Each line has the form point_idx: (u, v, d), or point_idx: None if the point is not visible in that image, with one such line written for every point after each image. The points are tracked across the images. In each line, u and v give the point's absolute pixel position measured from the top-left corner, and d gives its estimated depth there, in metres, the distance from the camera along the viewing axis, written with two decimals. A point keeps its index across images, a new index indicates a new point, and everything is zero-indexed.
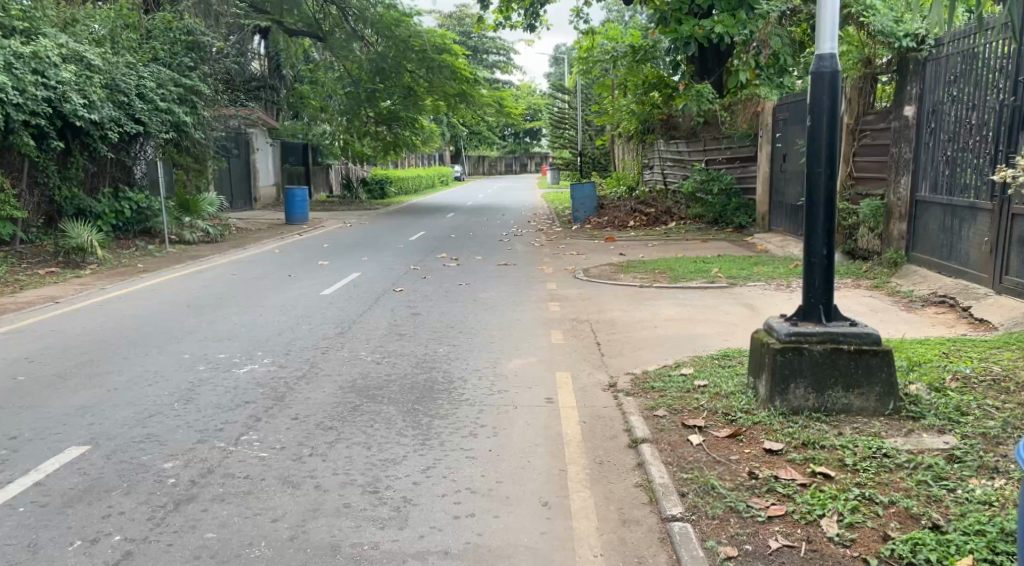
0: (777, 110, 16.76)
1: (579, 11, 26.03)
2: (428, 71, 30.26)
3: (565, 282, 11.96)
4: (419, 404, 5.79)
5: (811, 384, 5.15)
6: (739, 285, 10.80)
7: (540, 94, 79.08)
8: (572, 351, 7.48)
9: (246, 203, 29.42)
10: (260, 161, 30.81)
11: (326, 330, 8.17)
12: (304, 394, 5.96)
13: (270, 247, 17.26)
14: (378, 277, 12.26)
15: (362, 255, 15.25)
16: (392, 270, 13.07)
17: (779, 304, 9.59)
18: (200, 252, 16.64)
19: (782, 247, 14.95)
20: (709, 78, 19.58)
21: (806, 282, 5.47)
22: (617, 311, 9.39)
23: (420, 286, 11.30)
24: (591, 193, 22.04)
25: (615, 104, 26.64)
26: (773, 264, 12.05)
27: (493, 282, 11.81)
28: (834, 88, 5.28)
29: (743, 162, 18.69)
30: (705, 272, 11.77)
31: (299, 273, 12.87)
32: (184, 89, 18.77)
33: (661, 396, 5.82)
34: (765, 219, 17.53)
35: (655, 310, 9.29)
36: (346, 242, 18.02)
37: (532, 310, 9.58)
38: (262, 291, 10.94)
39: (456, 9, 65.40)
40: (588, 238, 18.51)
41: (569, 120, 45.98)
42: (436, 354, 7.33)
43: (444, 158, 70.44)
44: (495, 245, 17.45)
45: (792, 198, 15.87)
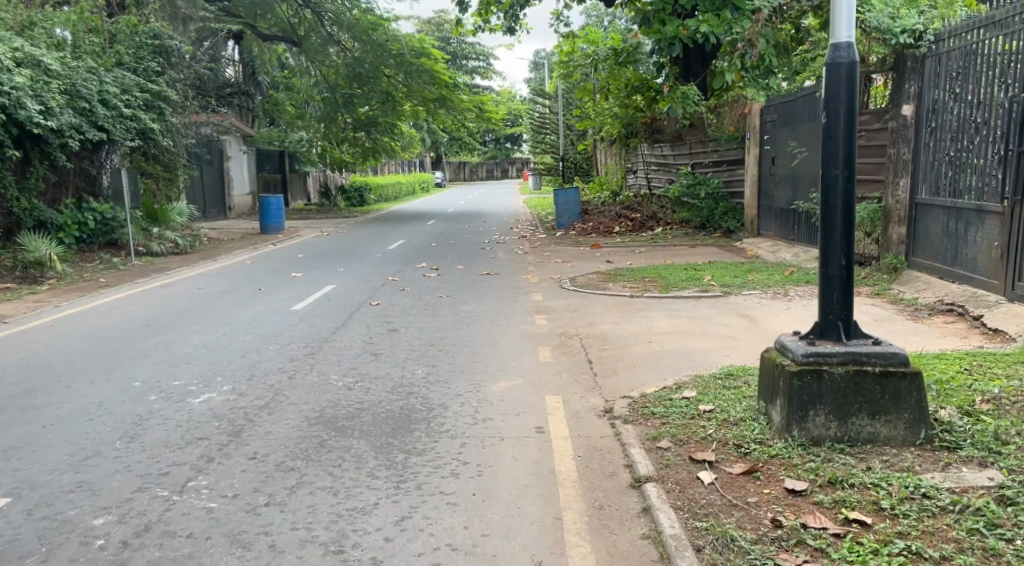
0: (764, 111, 16.31)
1: (559, 15, 25.72)
2: (407, 77, 29.72)
3: (551, 292, 11.40)
4: (393, 438, 5.18)
5: (832, 411, 4.59)
6: (733, 295, 10.29)
7: (520, 99, 78.79)
8: (561, 371, 6.89)
9: (221, 212, 28.70)
10: (235, 169, 30.11)
11: (293, 350, 7.56)
12: (264, 428, 5.34)
13: (242, 259, 16.60)
14: (354, 290, 11.63)
15: (337, 266, 14.62)
16: (369, 281, 12.46)
17: (777, 315, 9.07)
18: (167, 265, 15.94)
19: (774, 252, 14.45)
20: (694, 80, 19.34)
21: (822, 295, 4.93)
22: (607, 324, 8.81)
23: (397, 299, 10.69)
24: (574, 198, 21.52)
25: (597, 108, 26.23)
26: (767, 271, 11.54)
27: (476, 294, 11.23)
28: (852, 80, 4.74)
29: (730, 165, 18.24)
30: (697, 280, 11.26)
31: (270, 286, 12.24)
32: (151, 94, 18.34)
33: (663, 424, 5.25)
34: (753, 223, 17.07)
35: (648, 323, 8.72)
36: (322, 251, 17.39)
37: (517, 324, 8.98)
38: (229, 306, 10.30)
39: (435, 14, 64.96)
40: (573, 245, 17.98)
41: (550, 125, 45.60)
42: (414, 376, 6.73)
43: (425, 164, 69.89)
44: (476, 253, 16.87)
45: (782, 201, 15.39)
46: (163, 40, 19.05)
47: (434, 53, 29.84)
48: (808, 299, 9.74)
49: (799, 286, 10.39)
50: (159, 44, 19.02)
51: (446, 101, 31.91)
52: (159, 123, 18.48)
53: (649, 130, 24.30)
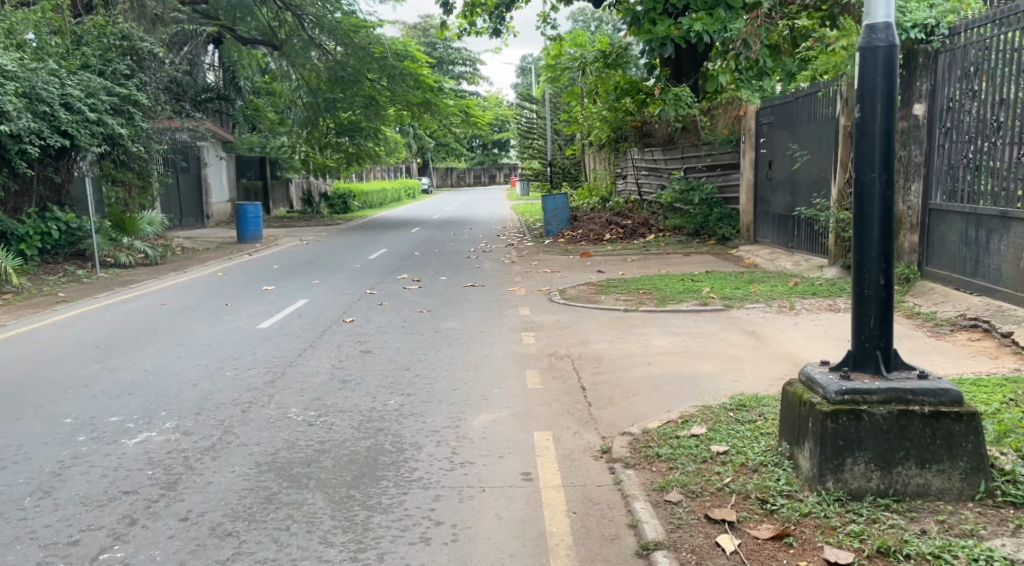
0: (760, 114, 15.67)
1: (546, 17, 25.12)
2: (390, 81, 28.99)
3: (539, 306, 10.66)
4: (353, 489, 4.42)
5: (875, 459, 3.87)
6: (734, 308, 9.57)
7: (508, 105, 78.07)
8: (550, 401, 6.13)
9: (199, 220, 27.84)
10: (213, 176, 29.26)
11: (253, 378, 6.78)
12: (205, 479, 4.59)
13: (214, 270, 15.80)
14: (328, 304, 10.87)
15: (313, 277, 13.82)
16: (345, 295, 11.68)
17: (784, 330, 8.37)
18: (134, 277, 15.09)
19: (773, 261, 13.75)
20: (685, 82, 18.69)
21: (857, 320, 4.22)
22: (600, 343, 8.08)
23: (374, 315, 9.91)
24: (563, 204, 20.81)
25: (585, 112, 25.62)
26: (770, 282, 10.83)
27: (459, 308, 10.46)
28: (892, 67, 4.03)
29: (724, 170, 17.59)
30: (695, 292, 10.56)
31: (238, 301, 11.45)
32: (119, 98, 17.51)
33: (671, 470, 4.50)
34: (749, 229, 16.42)
35: (645, 341, 7.99)
36: (300, 262, 16.59)
37: (502, 343, 8.23)
38: (191, 325, 9.51)
39: (421, 19, 64.24)
40: (562, 253, 17.25)
41: (537, 130, 44.99)
42: (385, 408, 5.96)
43: (411, 171, 68.97)
44: (460, 263, 16.12)
45: (781, 207, 14.73)
46: (133, 41, 18.42)
47: (418, 56, 29.13)
48: (816, 313, 9.04)
49: (805, 298, 9.69)
50: (127, 46, 18.35)
51: (431, 106, 31.19)
52: (128, 129, 17.64)
53: (639, 135, 23.63)
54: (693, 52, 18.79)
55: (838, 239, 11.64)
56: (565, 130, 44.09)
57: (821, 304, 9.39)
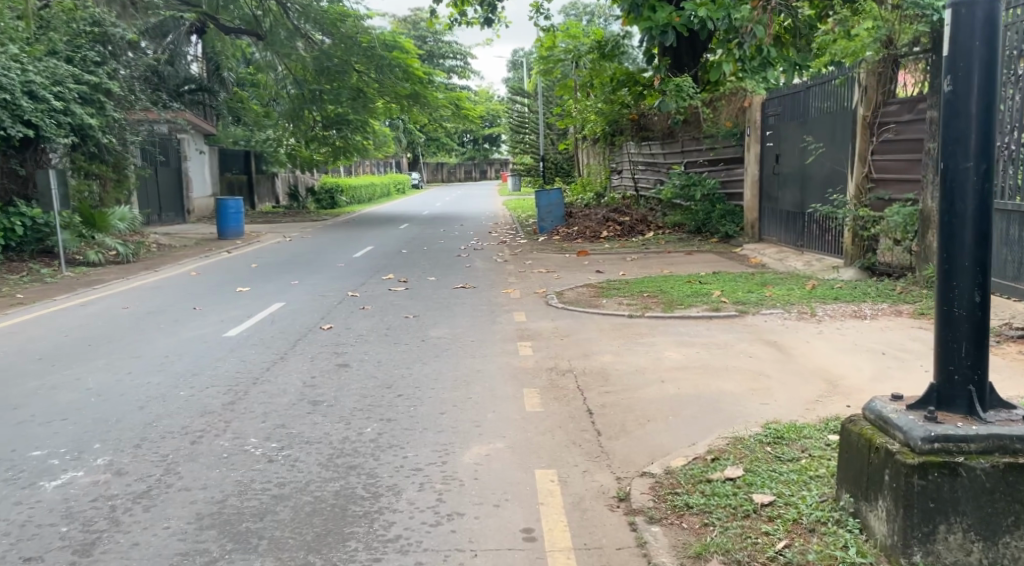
0: (766, 105, 14.89)
1: (539, 7, 24.28)
2: (378, 73, 28.05)
3: (536, 310, 9.81)
4: (312, 554, 3.57)
5: (974, 525, 3.11)
6: (750, 315, 8.73)
7: (499, 100, 77.15)
8: (552, 428, 5.28)
9: (179, 215, 26.86)
10: (194, 170, 28.24)
11: (210, 399, 5.89)
12: (132, 539, 3.72)
13: (187, 268, 14.84)
14: (306, 309, 9.99)
15: (291, 278, 12.90)
16: (324, 298, 10.78)
17: (809, 340, 7.53)
18: (101, 276, 14.14)
19: (783, 261, 12.93)
20: (685, 73, 17.86)
21: (943, 349, 3.38)
22: (606, 355, 7.22)
23: (354, 321, 9.04)
24: (558, 200, 19.94)
25: (579, 105, 24.78)
26: (785, 285, 10.01)
27: (448, 313, 9.59)
28: (994, 26, 3.20)
29: (727, 164, 16.75)
30: (705, 296, 9.72)
31: (207, 304, 10.54)
32: (88, 86, 16.53)
33: (707, 528, 3.68)
34: (753, 227, 15.65)
35: (656, 354, 7.15)
36: (280, 260, 15.68)
37: (495, 356, 7.36)
38: (151, 332, 8.60)
39: (411, 12, 63.20)
40: (557, 252, 16.40)
41: (529, 124, 44.19)
42: (359, 438, 5.09)
43: (402, 166, 67.83)
44: (451, 262, 15.25)
45: (789, 204, 13.98)
46: (104, 27, 17.66)
47: (407, 46, 28.23)
48: (841, 321, 8.20)
49: (826, 303, 8.85)
50: (98, 32, 17.56)
51: (420, 98, 30.29)
52: (98, 119, 16.71)
53: (636, 128, 22.88)
54: (692, 42, 17.94)
55: (856, 238, 10.90)
56: (557, 125, 43.34)
57: (845, 309, 8.55)
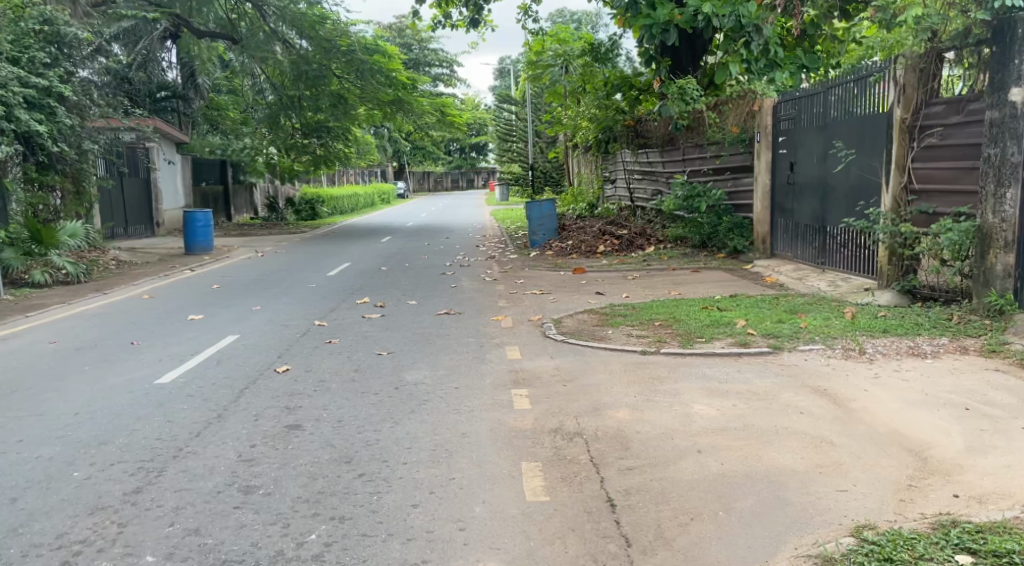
0: (780, 108, 13.70)
1: (526, 9, 23.08)
2: (360, 79, 26.61)
3: (532, 343, 8.43)
4: None
5: None
6: (785, 352, 7.37)
7: (486, 109, 76.09)
8: (564, 531, 3.92)
9: (147, 228, 25.35)
10: (165, 180, 26.72)
11: (109, 485, 4.50)
12: None
13: (140, 290, 13.36)
14: (265, 343, 8.58)
15: (252, 302, 11.46)
16: (285, 329, 9.36)
17: (866, 389, 6.18)
18: (42, 300, 12.66)
19: (803, 282, 11.62)
20: (685, 74, 16.66)
21: None
22: (621, 411, 5.84)
23: (317, 360, 7.64)
24: (550, 212, 18.56)
25: (571, 112, 23.53)
26: (819, 313, 8.67)
27: (428, 349, 8.19)
28: None
29: (734, 174, 15.41)
30: (728, 326, 8.37)
31: (147, 336, 9.10)
32: (34, 90, 15.17)
33: None
34: (764, 241, 14.41)
35: (684, 411, 5.77)
36: (246, 280, 14.21)
37: (484, 411, 5.96)
38: (71, 376, 7.18)
39: (397, 20, 62.04)
40: (551, 269, 15.04)
41: (517, 132, 43.03)
42: (296, 555, 3.72)
43: (387, 176, 66.32)
44: (435, 281, 13.85)
45: (806, 217, 12.79)
46: (56, 26, 16.20)
47: (389, 51, 26.87)
48: (898, 361, 6.86)
49: (873, 336, 7.51)
50: (49, 31, 16.14)
51: (404, 105, 28.91)
52: (46, 126, 15.43)
53: (634, 134, 21.29)
54: (691, 43, 16.70)
55: (893, 256, 9.58)
56: (545, 133, 42.25)
57: (898, 345, 7.23)
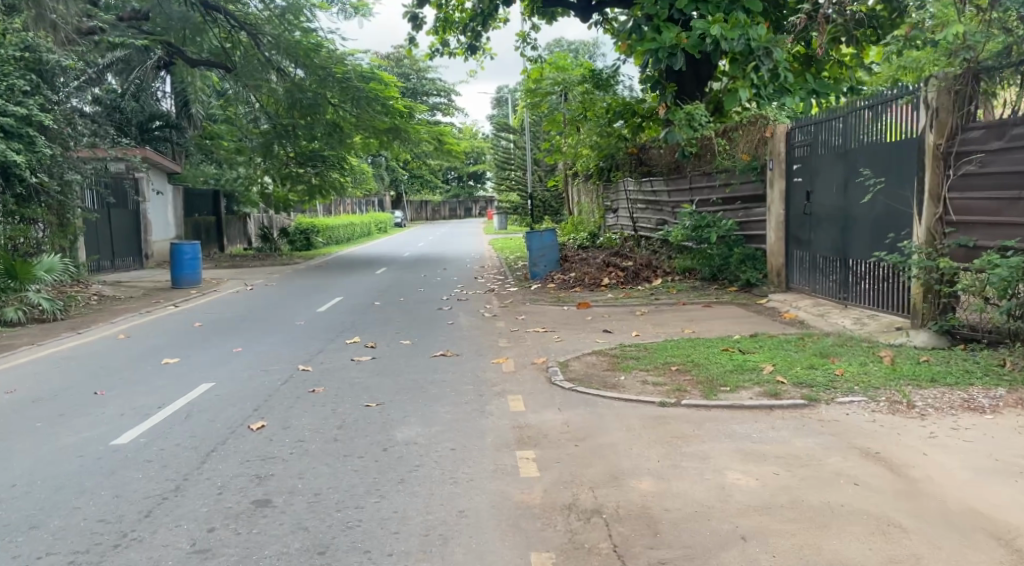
0: (794, 134, 13.02)
1: (523, 35, 22.53)
2: (355, 108, 25.98)
3: (539, 391, 7.64)
4: None
5: None
6: (822, 405, 6.56)
7: (484, 138, 75.92)
8: None
9: (135, 259, 24.59)
10: (155, 211, 26.02)
11: None
12: None
13: (116, 329, 12.54)
14: (242, 391, 7.76)
15: (234, 343, 10.65)
16: (266, 374, 8.56)
17: (926, 453, 5.40)
18: (11, 340, 11.84)
19: (825, 319, 10.87)
20: (691, 98, 16.08)
21: None
22: (644, 481, 5.03)
23: (298, 415, 6.82)
24: (551, 243, 17.81)
25: (571, 140, 22.91)
26: (853, 356, 7.90)
27: (422, 399, 7.41)
28: None
29: (745, 203, 14.70)
30: (754, 372, 7.59)
31: (114, 384, 8.29)
32: (12, 119, 14.49)
33: None
34: (779, 275, 13.69)
35: (719, 481, 4.97)
36: (231, 316, 13.41)
37: (486, 479, 5.19)
38: (19, 434, 6.37)
39: (395, 49, 61.79)
40: (554, 303, 14.27)
41: (515, 162, 42.71)
42: None
43: (384, 205, 65.67)
44: (431, 317, 13.05)
45: (825, 249, 12.06)
46: (38, 52, 15.55)
47: (386, 79, 26.34)
48: (953, 417, 6.08)
49: (920, 387, 6.72)
50: (30, 58, 15.47)
51: (401, 134, 28.23)
52: (24, 156, 14.71)
53: (636, 162, 20.88)
54: (696, 67, 16.11)
55: (929, 293, 8.86)
56: (544, 161, 41.75)
57: (950, 397, 6.44)
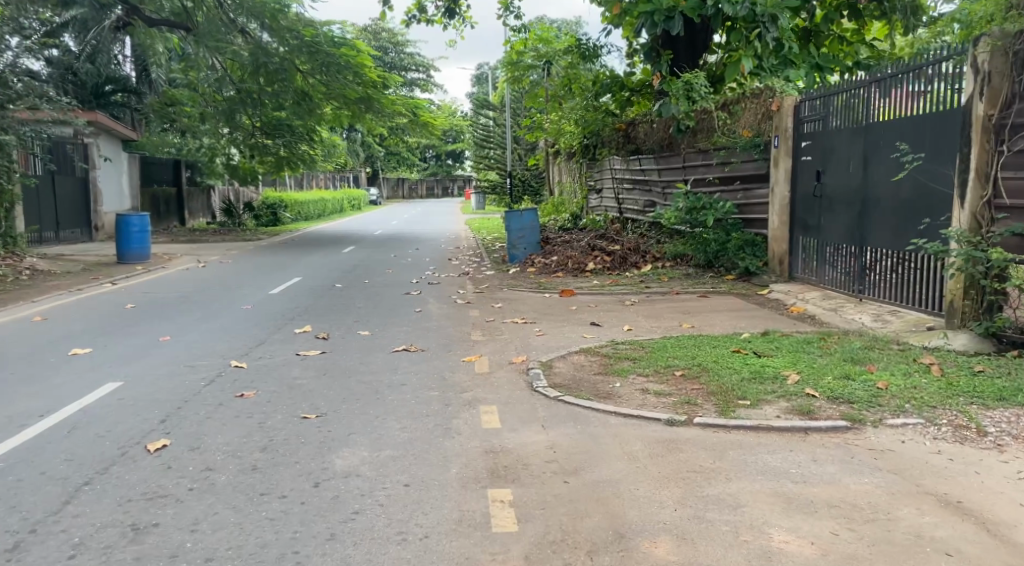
0: (803, 108, 11.71)
1: (505, 4, 21.07)
2: (325, 75, 24.26)
3: (518, 400, 6.28)
4: None
5: None
6: (869, 428, 5.29)
7: (463, 115, 74.24)
8: None
9: (84, 231, 22.93)
10: (107, 180, 24.30)
11: None
12: None
13: (34, 310, 10.99)
14: (152, 394, 6.32)
15: (162, 330, 9.17)
16: (189, 371, 7.15)
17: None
18: None
19: (841, 315, 9.64)
20: (686, 66, 14.73)
21: None
22: (659, 544, 3.76)
23: (214, 430, 5.41)
24: (532, 223, 16.40)
25: (555, 115, 21.46)
26: (893, 363, 6.63)
27: (371, 408, 6.03)
28: None
29: (746, 183, 13.40)
30: (777, 382, 6.30)
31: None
32: None
33: None
34: (782, 264, 12.44)
35: (759, 548, 3.71)
36: (171, 298, 11.92)
37: (447, 537, 3.87)
38: None
39: (372, 21, 59.98)
40: (534, 289, 12.93)
41: (494, 140, 41.35)
42: None
43: (360, 181, 63.96)
44: (396, 303, 11.65)
45: (837, 236, 10.80)
46: None
47: (359, 45, 24.68)
48: None
49: (985, 407, 5.46)
50: None
51: (373, 105, 26.43)
52: None
53: (623, 139, 18.77)
54: (692, 37, 14.67)
55: (971, 288, 7.63)
56: (525, 139, 40.22)
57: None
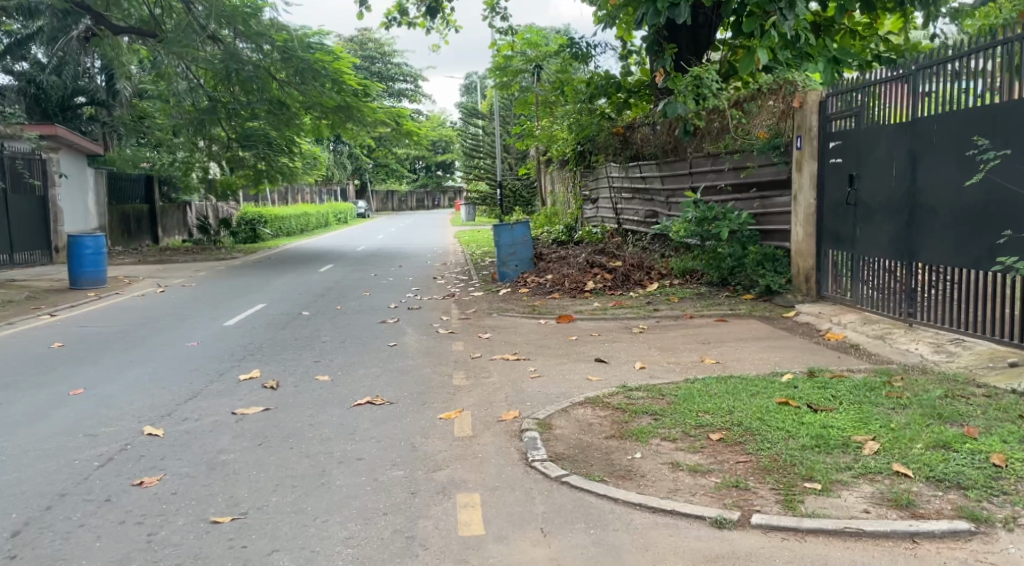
0: (829, 102, 10.20)
1: (492, 4, 19.62)
2: (301, 84, 22.60)
3: (510, 483, 4.73)
4: None
5: None
6: (1002, 534, 3.80)
7: (452, 125, 72.83)
8: None
9: (43, 252, 21.36)
10: (69, 198, 22.71)
11: None
12: None
13: None
14: (20, 485, 4.71)
15: (76, 380, 7.53)
16: (86, 442, 5.56)
17: None
18: None
19: (892, 345, 8.13)
20: (692, 60, 13.25)
21: None
22: None
23: (81, 553, 3.85)
24: (524, 238, 14.87)
25: (549, 122, 19.96)
26: (992, 421, 5.16)
27: (311, 503, 4.46)
28: None
29: (763, 190, 11.88)
30: (851, 453, 4.78)
31: None
32: None
33: None
34: (809, 280, 10.91)
35: None
36: (108, 334, 10.29)
37: None
38: None
39: (358, 32, 58.59)
40: (526, 314, 11.41)
41: (484, 148, 39.96)
42: None
43: (348, 195, 62.43)
44: (368, 335, 10.09)
45: (876, 250, 9.27)
46: None
47: (337, 50, 23.15)
48: None
49: None
50: None
51: (354, 114, 24.83)
52: None
53: (620, 145, 17.07)
54: (694, 30, 13.31)
55: None
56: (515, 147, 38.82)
57: None
